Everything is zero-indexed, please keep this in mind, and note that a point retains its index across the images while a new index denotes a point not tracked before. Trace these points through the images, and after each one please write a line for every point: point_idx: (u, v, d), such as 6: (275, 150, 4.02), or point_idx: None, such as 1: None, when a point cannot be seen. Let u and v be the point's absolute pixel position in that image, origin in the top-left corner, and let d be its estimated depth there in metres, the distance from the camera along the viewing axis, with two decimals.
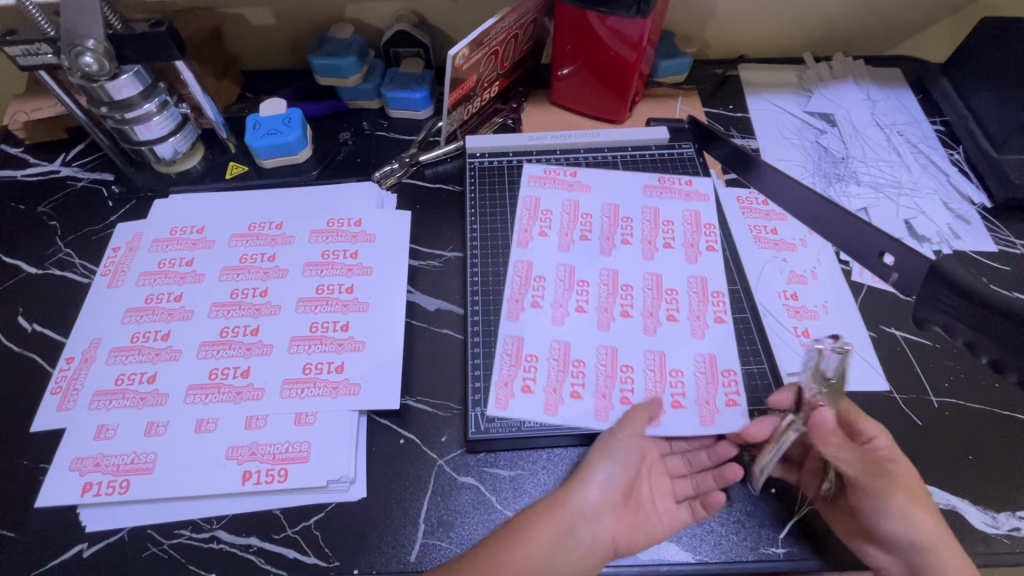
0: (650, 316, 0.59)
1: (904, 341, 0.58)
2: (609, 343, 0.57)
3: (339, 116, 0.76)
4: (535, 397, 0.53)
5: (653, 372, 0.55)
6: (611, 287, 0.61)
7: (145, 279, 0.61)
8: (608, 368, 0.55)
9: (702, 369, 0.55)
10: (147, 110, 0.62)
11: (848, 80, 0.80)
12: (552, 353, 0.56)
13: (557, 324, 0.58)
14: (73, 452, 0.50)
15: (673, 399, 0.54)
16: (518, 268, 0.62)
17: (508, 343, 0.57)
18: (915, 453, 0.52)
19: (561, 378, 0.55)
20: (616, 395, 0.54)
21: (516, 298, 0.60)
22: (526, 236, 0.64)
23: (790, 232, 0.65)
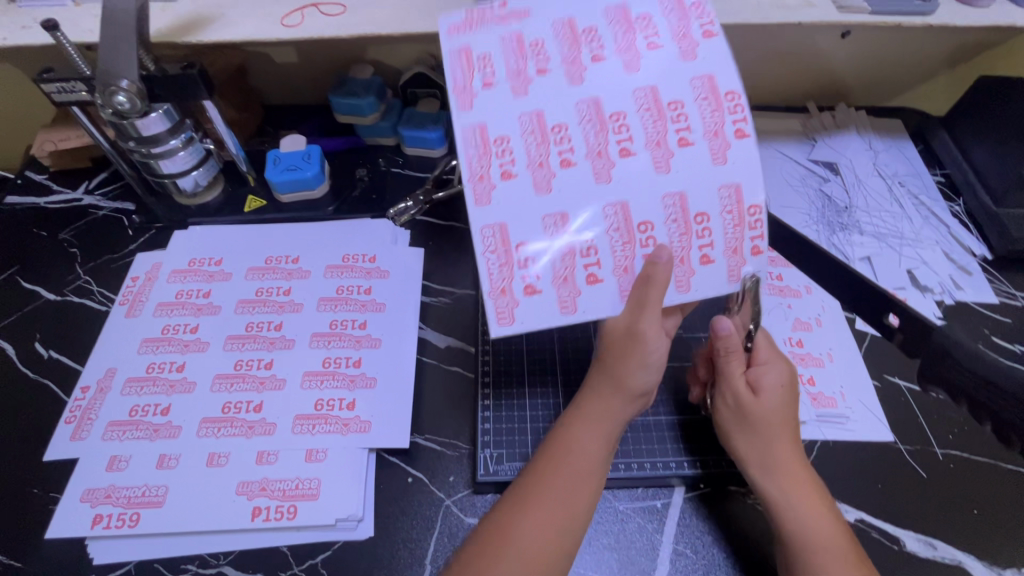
0: (715, 137, 0.46)
1: (907, 390, 0.59)
2: (673, 189, 0.46)
3: (355, 153, 0.78)
4: (546, 295, 0.46)
5: (731, 215, 0.47)
6: (655, 113, 0.47)
7: (162, 310, 0.62)
8: (681, 225, 0.46)
9: (729, 207, 0.47)
10: (173, 145, 0.65)
11: (850, 130, 0.82)
12: (610, 227, 0.46)
13: (603, 181, 0.46)
14: (85, 483, 0.51)
15: (702, 255, 0.47)
16: (512, 133, 0.46)
17: (488, 233, 0.45)
18: (921, 505, 0.52)
19: (629, 253, 0.46)
20: (695, 256, 0.47)
21: (534, 161, 0.46)
22: (465, 95, 0.46)
23: (794, 279, 0.66)
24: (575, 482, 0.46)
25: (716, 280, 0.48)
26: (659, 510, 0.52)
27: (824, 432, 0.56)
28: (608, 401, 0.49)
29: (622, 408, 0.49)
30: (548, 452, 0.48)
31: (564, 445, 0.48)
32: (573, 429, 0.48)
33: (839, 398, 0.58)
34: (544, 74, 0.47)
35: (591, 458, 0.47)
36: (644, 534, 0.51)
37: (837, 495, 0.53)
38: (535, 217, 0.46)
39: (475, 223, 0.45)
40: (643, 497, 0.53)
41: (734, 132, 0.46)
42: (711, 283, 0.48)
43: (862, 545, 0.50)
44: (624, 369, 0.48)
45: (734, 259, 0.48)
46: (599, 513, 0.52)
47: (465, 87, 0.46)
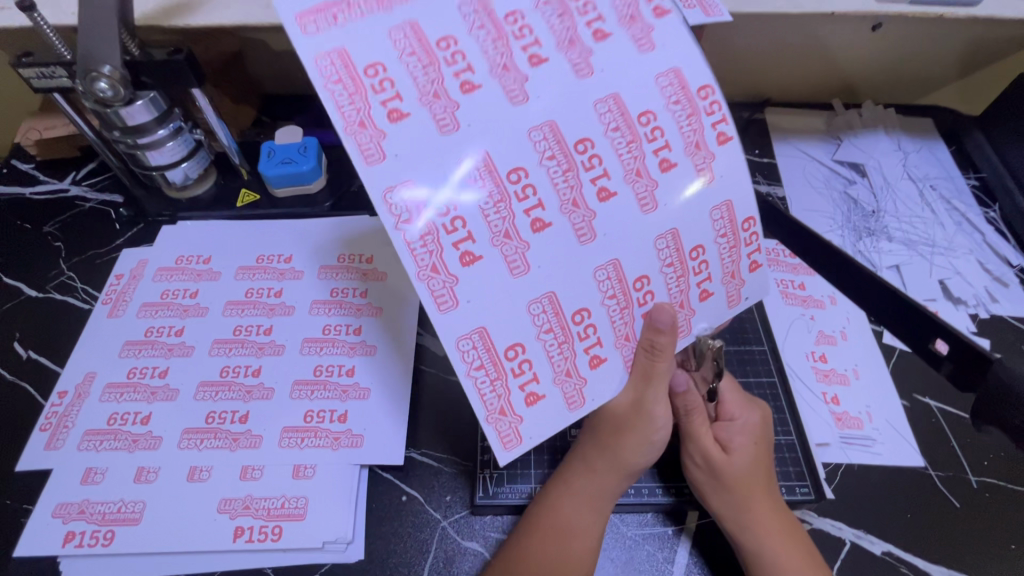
0: (697, 150, 0.41)
1: (939, 411, 0.55)
2: (665, 226, 0.41)
3: (354, 146, 0.74)
4: (550, 399, 0.40)
5: (726, 239, 0.43)
6: (626, 130, 0.39)
7: (146, 311, 0.59)
8: (730, 238, 0.43)
9: (723, 231, 0.42)
10: (160, 136, 0.61)
11: (879, 129, 0.77)
12: (605, 294, 0.40)
13: (587, 240, 0.39)
14: (58, 496, 0.48)
15: (700, 291, 0.43)
16: (457, 193, 0.37)
17: (467, 345, 0.37)
18: (953, 538, 0.48)
19: (628, 319, 0.41)
20: (695, 293, 0.43)
21: (500, 232, 0.37)
22: (368, 137, 0.35)
23: (818, 288, 0.62)
24: (569, 559, 0.43)
25: (716, 311, 0.44)
26: (670, 537, 0.48)
27: (849, 456, 0.52)
28: (600, 474, 0.46)
29: (618, 484, 0.46)
30: (540, 526, 0.44)
31: (557, 521, 0.44)
32: (563, 499, 0.45)
33: (865, 419, 0.54)
34: (472, 93, 0.37)
35: (585, 537, 0.44)
36: (653, 562, 0.47)
37: (862, 525, 0.49)
38: (523, 314, 0.38)
39: (450, 339, 0.37)
40: (653, 523, 0.49)
41: (717, 138, 0.41)
42: (713, 313, 0.44)
43: None
44: (622, 444, 0.45)
45: (732, 282, 0.44)
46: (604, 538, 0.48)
47: (367, 130, 0.35)
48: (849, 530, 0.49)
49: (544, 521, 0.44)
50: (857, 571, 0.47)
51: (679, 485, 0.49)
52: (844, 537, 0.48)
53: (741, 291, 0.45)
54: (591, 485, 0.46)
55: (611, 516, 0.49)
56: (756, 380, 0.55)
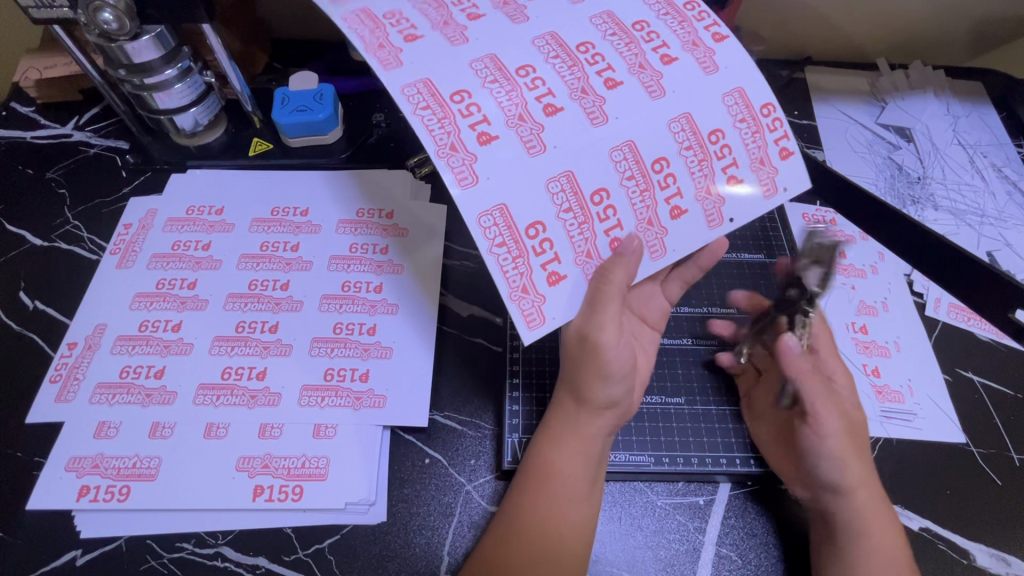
0: (642, 70, 0.44)
1: (982, 386, 0.53)
2: (678, 111, 0.43)
3: (373, 95, 0.70)
4: (571, 278, 0.42)
5: (745, 123, 0.45)
6: (623, 34, 0.45)
7: (157, 262, 0.56)
8: (750, 122, 0.45)
9: (740, 114, 0.45)
10: (168, 76, 0.57)
11: (926, 91, 0.73)
12: (623, 175, 0.43)
13: (538, 151, 0.41)
14: (71, 449, 0.46)
15: (727, 176, 0.45)
16: (471, 87, 0.42)
17: (487, 222, 0.40)
18: (993, 516, 0.47)
19: (589, 234, 0.42)
20: (665, 211, 0.44)
21: (447, 145, 0.40)
22: (387, 53, 0.42)
23: (860, 256, 0.60)
24: (561, 506, 0.42)
25: (693, 228, 0.45)
26: (701, 508, 0.47)
27: (888, 430, 0.50)
28: (574, 412, 0.44)
29: (597, 424, 0.44)
30: (528, 471, 0.43)
31: (542, 467, 0.43)
32: (546, 444, 0.44)
33: (906, 393, 0.52)
34: (413, 42, 0.43)
35: (576, 484, 0.42)
36: (683, 532, 0.46)
37: (900, 500, 0.47)
38: (538, 191, 0.41)
39: (471, 212, 0.40)
40: (684, 493, 0.47)
41: (711, 37, 0.45)
42: (742, 205, 0.45)
43: (926, 557, 0.45)
44: (587, 380, 0.44)
45: (762, 170, 0.46)
46: (633, 506, 0.47)
47: (385, 47, 0.42)
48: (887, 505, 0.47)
49: (531, 468, 0.43)
50: None
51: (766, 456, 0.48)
52: None
53: (721, 211, 0.45)
54: (565, 426, 0.44)
55: (637, 483, 0.48)
56: None
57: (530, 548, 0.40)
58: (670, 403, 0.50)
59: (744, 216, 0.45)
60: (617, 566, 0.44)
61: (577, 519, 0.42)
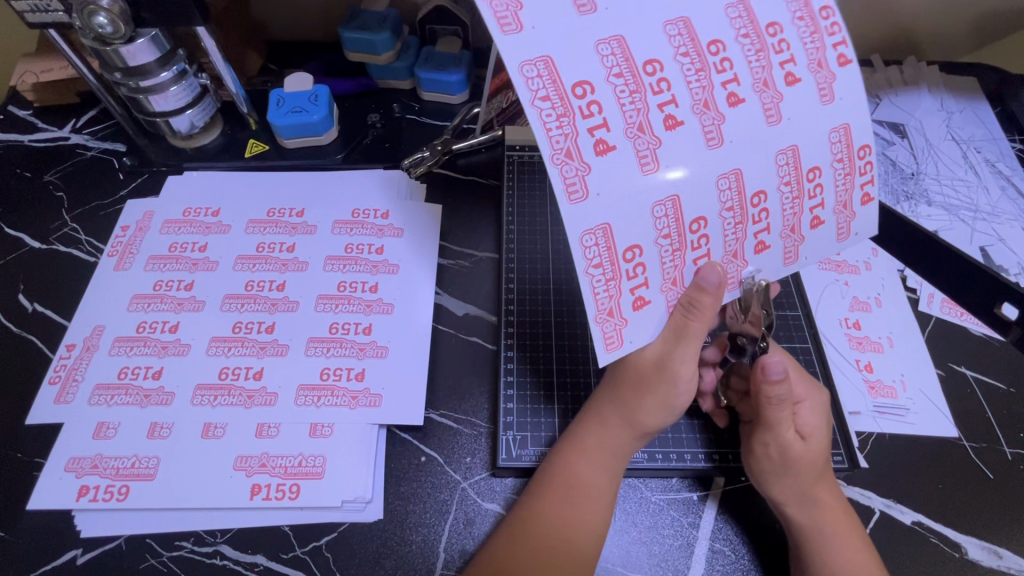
0: (765, 88, 0.39)
1: (975, 381, 0.53)
2: (787, 141, 0.39)
3: (367, 96, 0.71)
4: (655, 305, 0.40)
5: (843, 165, 0.41)
6: (755, 37, 0.39)
7: (154, 264, 0.57)
8: (846, 163, 0.41)
9: (839, 154, 0.41)
10: (164, 79, 0.58)
11: (921, 87, 0.73)
12: (723, 205, 0.39)
13: (649, 170, 0.37)
14: (71, 450, 0.47)
15: (813, 219, 0.42)
16: (595, 80, 0.36)
17: (590, 241, 0.36)
18: (986, 510, 0.47)
19: (679, 262, 0.40)
20: (750, 244, 0.41)
21: (562, 150, 0.35)
22: (505, 7, 0.35)
23: (853, 253, 0.60)
24: (582, 518, 0.42)
25: (769, 265, 0.42)
26: (694, 503, 0.47)
27: (880, 425, 0.50)
28: (613, 433, 0.44)
29: (630, 444, 0.45)
30: (554, 481, 0.43)
31: (569, 478, 0.43)
32: (576, 457, 0.44)
33: (899, 388, 0.52)
34: None
35: (600, 493, 0.43)
36: (677, 527, 0.46)
37: (892, 495, 0.48)
38: (644, 214, 0.37)
39: (576, 230, 0.35)
40: (677, 489, 0.48)
41: (836, 58, 0.40)
42: (819, 247, 0.43)
43: (919, 551, 0.45)
44: (638, 403, 0.44)
45: (843, 214, 0.43)
46: (627, 502, 0.47)
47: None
48: (880, 500, 0.47)
49: (557, 479, 0.43)
50: (885, 540, 0.46)
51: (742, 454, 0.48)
52: (873, 506, 0.47)
53: (799, 249, 0.43)
54: (605, 442, 0.44)
55: (631, 480, 0.48)
56: (787, 346, 0.54)
57: (544, 549, 0.41)
58: None
59: (819, 256, 0.43)
60: (612, 562, 0.45)
61: (596, 527, 0.42)
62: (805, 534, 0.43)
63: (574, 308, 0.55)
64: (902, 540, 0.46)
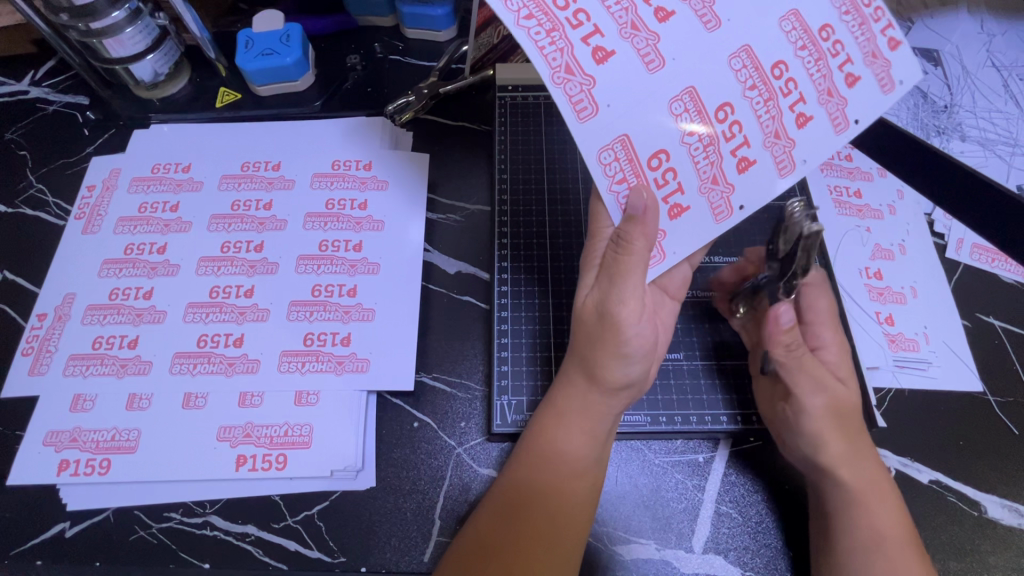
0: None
1: (1003, 331, 0.50)
2: (786, 7, 0.36)
3: (345, 35, 0.65)
4: (695, 209, 0.38)
5: (850, 14, 0.35)
6: None
7: (124, 226, 0.53)
8: (856, 13, 0.36)
9: (842, 0, 0.35)
10: (116, 20, 0.52)
11: (959, 7, 0.66)
12: (743, 85, 0.36)
13: (655, 68, 0.36)
14: (48, 424, 0.45)
15: (846, 77, 0.36)
16: None
17: (608, 157, 0.36)
18: (1011, 469, 0.44)
19: (715, 158, 0.37)
20: (789, 121, 0.37)
21: (561, 67, 0.34)
22: None
23: (876, 196, 0.56)
24: (565, 488, 0.39)
25: (821, 140, 0.37)
26: (700, 466, 0.45)
27: (900, 381, 0.47)
28: (584, 392, 0.41)
29: (603, 404, 0.41)
30: (530, 450, 0.41)
31: (546, 446, 0.40)
32: (553, 425, 0.41)
33: (921, 341, 0.49)
34: None
35: (581, 458, 0.40)
36: (682, 491, 0.44)
37: (909, 452, 0.45)
38: (660, 114, 0.36)
39: (590, 149, 0.35)
40: (682, 451, 0.46)
41: None
42: (870, 105, 0.36)
43: (936, 510, 0.43)
44: (599, 359, 0.41)
45: (878, 62, 0.36)
46: (630, 466, 0.45)
47: None
48: (896, 458, 0.45)
49: (532, 446, 0.41)
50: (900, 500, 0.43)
51: (751, 412, 0.46)
52: (889, 465, 0.45)
53: (847, 112, 0.36)
54: (577, 403, 0.41)
55: (636, 443, 0.46)
56: None
57: (534, 523, 0.38)
58: (666, 359, 0.48)
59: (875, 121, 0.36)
60: (613, 526, 0.43)
61: (583, 495, 0.40)
62: None
63: (570, 250, 0.52)
64: (918, 498, 0.44)
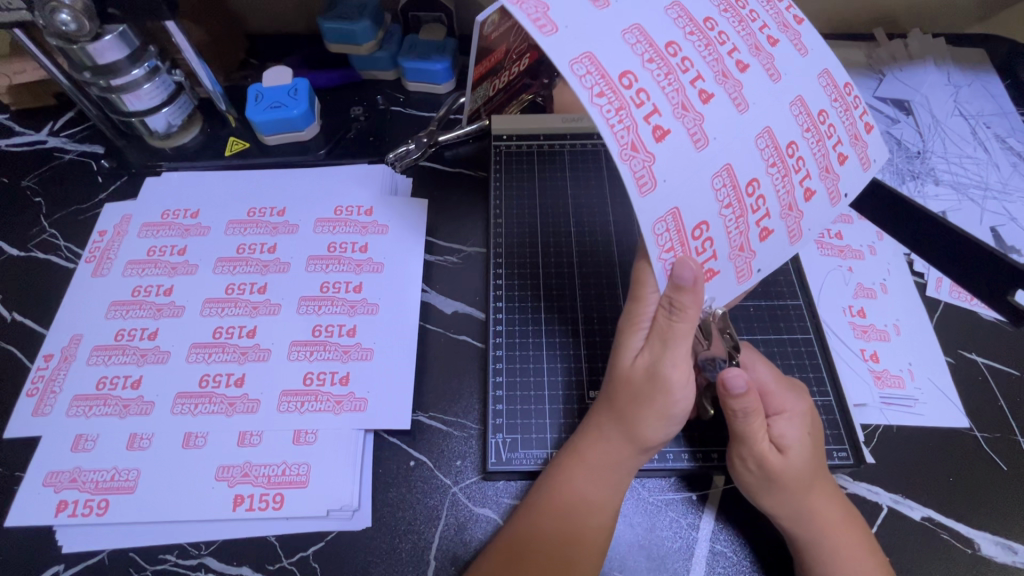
0: (759, 53, 0.38)
1: (986, 368, 0.51)
2: (792, 94, 0.39)
3: (350, 88, 0.69)
4: (724, 274, 0.38)
5: (839, 102, 0.41)
6: (733, 11, 0.39)
7: (132, 269, 0.55)
8: (841, 101, 0.41)
9: (831, 91, 0.41)
10: (135, 76, 0.56)
11: (926, 61, 0.70)
12: (767, 162, 0.38)
13: (701, 146, 0.35)
14: (49, 464, 0.45)
15: (838, 155, 0.41)
16: (633, 68, 0.33)
17: (661, 229, 0.34)
18: (1002, 506, 0.45)
19: (743, 228, 0.38)
20: (800, 194, 0.40)
21: (629, 144, 0.32)
22: (533, 8, 0.32)
23: (856, 237, 0.58)
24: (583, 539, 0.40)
25: (820, 212, 0.41)
26: (693, 503, 0.45)
27: (888, 417, 0.48)
28: (613, 447, 0.41)
29: (632, 459, 0.42)
30: (551, 499, 0.41)
31: (568, 496, 0.41)
32: (576, 475, 0.41)
33: (906, 377, 0.50)
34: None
35: (603, 508, 0.41)
36: (676, 529, 0.44)
37: (900, 489, 0.46)
38: (705, 188, 0.35)
39: (650, 222, 0.33)
40: (676, 488, 0.46)
41: (793, 20, 0.42)
42: (854, 180, 0.42)
43: (930, 548, 0.43)
44: (638, 417, 0.40)
45: (859, 144, 0.42)
46: (624, 504, 0.45)
47: (528, 2, 0.32)
48: (887, 495, 0.45)
49: (553, 496, 0.41)
50: (894, 538, 0.44)
51: None
52: (881, 502, 0.45)
53: (840, 187, 0.41)
54: (604, 457, 0.41)
55: (629, 480, 0.46)
56: (790, 337, 0.52)
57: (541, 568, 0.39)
58: None
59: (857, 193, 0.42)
60: (608, 566, 0.43)
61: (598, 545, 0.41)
62: (808, 542, 0.41)
63: (563, 292, 0.54)
64: (911, 536, 0.44)
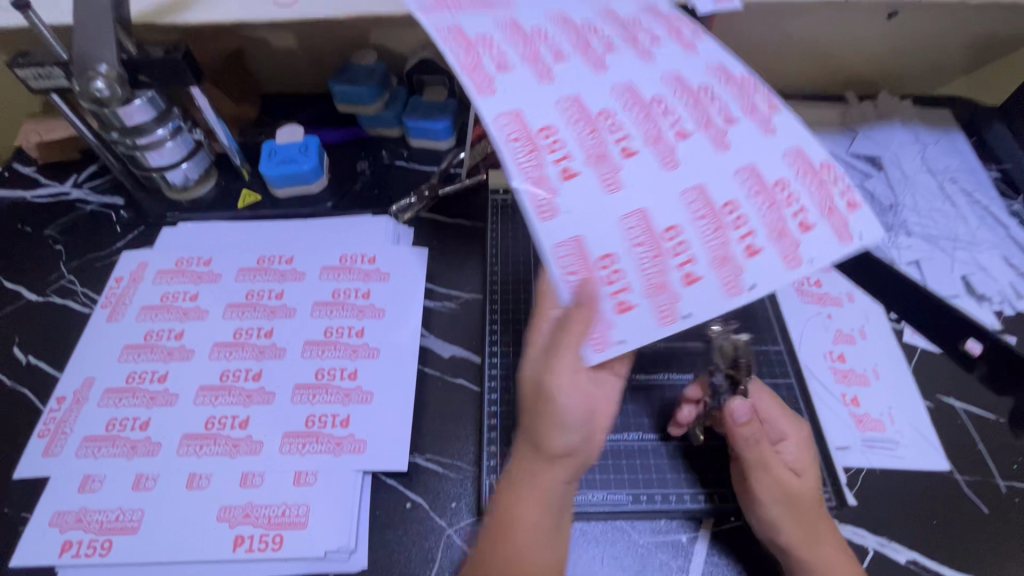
0: (708, 127, 0.44)
1: (964, 412, 0.53)
2: (742, 162, 0.42)
3: (357, 144, 0.73)
4: (642, 310, 0.39)
5: (807, 176, 0.42)
6: (689, 96, 0.45)
7: (146, 314, 0.58)
8: (812, 177, 0.42)
9: (799, 167, 0.42)
10: (159, 135, 0.60)
11: (894, 121, 0.75)
12: (695, 214, 0.41)
13: (614, 189, 0.41)
14: (56, 504, 0.47)
15: (800, 221, 0.41)
16: (556, 126, 0.42)
17: (563, 251, 0.39)
18: (983, 549, 0.46)
19: (661, 268, 0.39)
20: (739, 250, 0.40)
21: (534, 176, 0.40)
22: (481, 76, 0.43)
23: (835, 285, 0.61)
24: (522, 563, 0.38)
25: (769, 269, 0.40)
26: (683, 545, 0.46)
27: (871, 460, 0.50)
28: (543, 462, 0.40)
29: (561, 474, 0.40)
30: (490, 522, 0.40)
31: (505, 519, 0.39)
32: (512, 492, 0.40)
33: (887, 421, 0.52)
34: (505, 71, 0.44)
35: (541, 529, 0.39)
36: (666, 571, 0.45)
37: (886, 532, 0.47)
38: (612, 225, 0.40)
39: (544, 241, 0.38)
40: (666, 530, 0.47)
41: (767, 104, 0.45)
42: (823, 247, 0.40)
43: None
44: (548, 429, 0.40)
45: (834, 217, 0.41)
46: (616, 546, 0.46)
47: (479, 70, 0.43)
48: (872, 538, 0.46)
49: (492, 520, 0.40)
50: None
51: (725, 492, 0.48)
52: (867, 545, 0.46)
53: (799, 251, 0.40)
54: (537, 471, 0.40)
55: (621, 522, 0.47)
56: (774, 382, 0.54)
57: None
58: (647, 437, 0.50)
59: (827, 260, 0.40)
60: None
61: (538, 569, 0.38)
62: None
63: None
64: None
